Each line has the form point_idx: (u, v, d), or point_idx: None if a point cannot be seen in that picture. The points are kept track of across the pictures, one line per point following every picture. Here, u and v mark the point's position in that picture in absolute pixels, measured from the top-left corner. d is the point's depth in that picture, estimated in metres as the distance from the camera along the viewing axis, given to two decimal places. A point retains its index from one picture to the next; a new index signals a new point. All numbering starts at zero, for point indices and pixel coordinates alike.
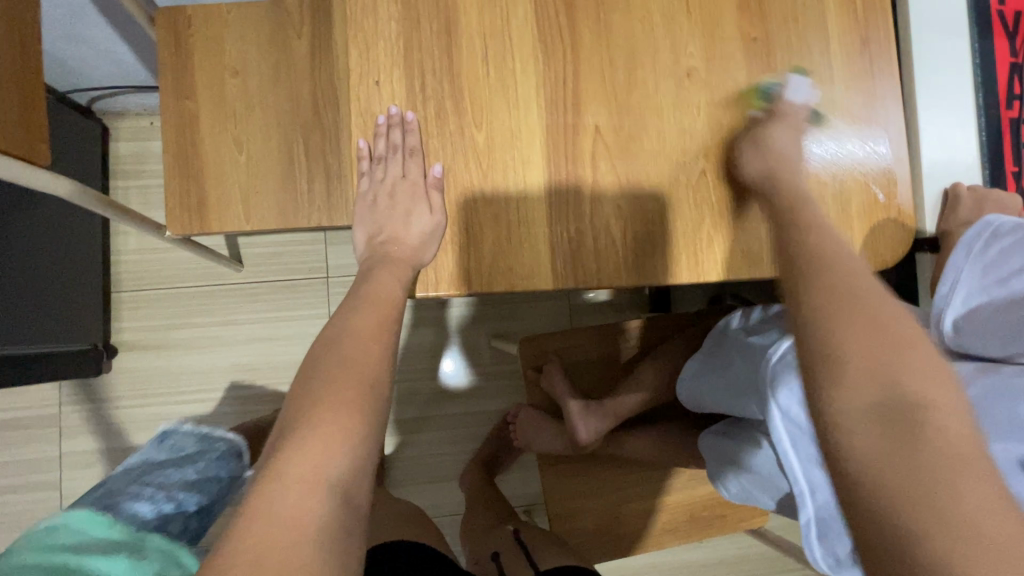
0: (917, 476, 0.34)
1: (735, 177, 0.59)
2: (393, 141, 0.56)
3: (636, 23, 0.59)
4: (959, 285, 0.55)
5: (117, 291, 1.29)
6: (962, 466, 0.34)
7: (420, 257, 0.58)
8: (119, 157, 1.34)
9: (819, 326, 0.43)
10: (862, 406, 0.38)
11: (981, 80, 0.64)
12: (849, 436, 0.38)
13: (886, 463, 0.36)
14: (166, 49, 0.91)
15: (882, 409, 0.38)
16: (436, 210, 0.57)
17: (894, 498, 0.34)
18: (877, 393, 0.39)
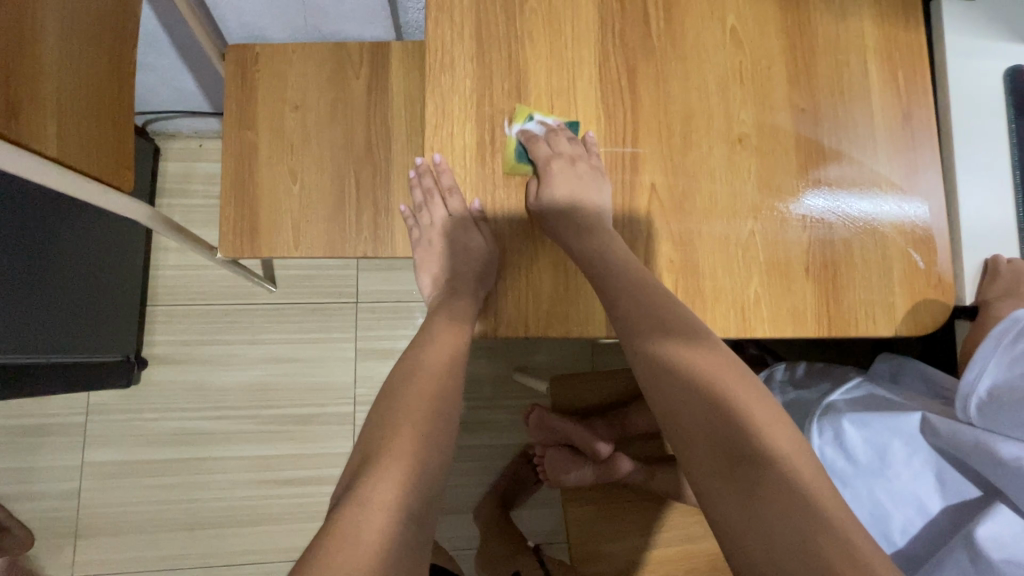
0: (759, 525, 0.45)
1: (782, 239, 0.62)
2: (444, 185, 0.60)
3: (693, 90, 0.63)
4: (987, 374, 0.59)
5: (152, 304, 1.32)
6: (789, 505, 0.45)
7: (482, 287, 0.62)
8: (167, 176, 1.39)
9: (652, 382, 0.54)
10: (717, 472, 0.49)
11: (1018, 159, 0.66)
12: (716, 499, 0.48)
13: (723, 489, 0.48)
14: (233, 82, 0.97)
15: (730, 471, 0.48)
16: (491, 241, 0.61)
17: (731, 516, 0.46)
18: (714, 435, 0.50)
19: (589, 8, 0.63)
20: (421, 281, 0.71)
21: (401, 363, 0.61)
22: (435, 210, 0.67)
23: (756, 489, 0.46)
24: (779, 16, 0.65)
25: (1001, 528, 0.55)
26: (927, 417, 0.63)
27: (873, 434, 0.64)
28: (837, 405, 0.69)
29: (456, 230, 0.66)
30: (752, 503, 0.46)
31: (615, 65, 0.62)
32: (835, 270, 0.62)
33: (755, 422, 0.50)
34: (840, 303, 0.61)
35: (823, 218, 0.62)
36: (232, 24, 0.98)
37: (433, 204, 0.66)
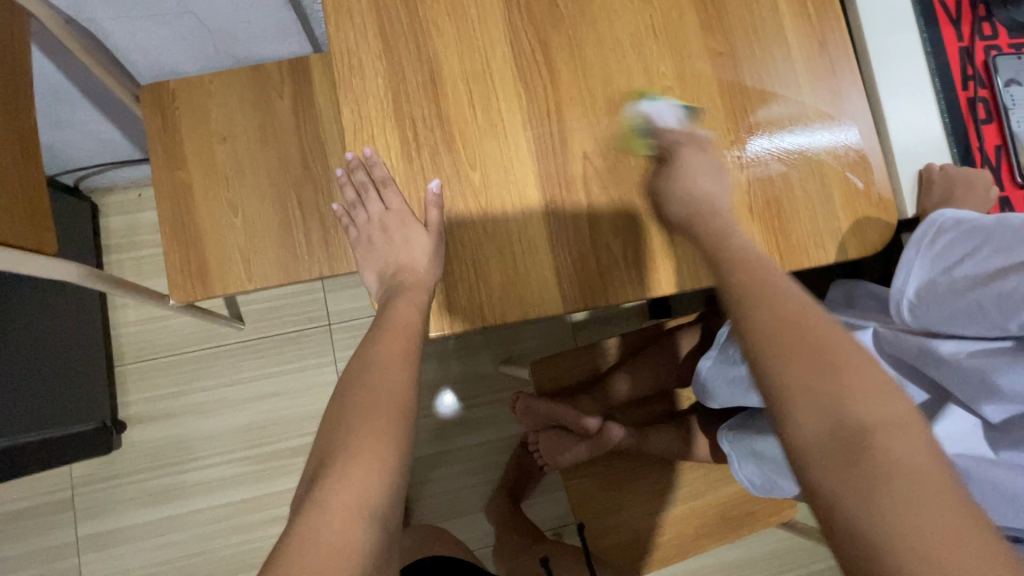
0: (862, 474, 0.38)
1: (720, 184, 0.62)
2: (379, 177, 0.59)
3: (607, 53, 0.62)
4: (913, 277, 0.60)
5: (120, 365, 1.28)
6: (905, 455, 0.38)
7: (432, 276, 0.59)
8: (111, 232, 1.35)
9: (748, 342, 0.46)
10: (807, 426, 0.41)
11: (934, 68, 0.67)
12: (809, 465, 0.40)
13: (821, 444, 0.40)
14: (154, 123, 0.93)
15: (838, 435, 0.40)
16: (433, 227, 0.58)
17: (831, 477, 0.39)
18: (806, 389, 0.42)
19: None
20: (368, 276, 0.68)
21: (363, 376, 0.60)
22: (372, 203, 0.64)
23: (849, 430, 0.40)
24: None
25: (953, 427, 0.56)
26: (877, 330, 0.64)
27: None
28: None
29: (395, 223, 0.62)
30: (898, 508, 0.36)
31: (525, 41, 0.61)
32: (778, 206, 0.62)
33: (843, 384, 0.42)
34: (785, 239, 0.62)
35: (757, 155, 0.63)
36: (140, 66, 0.94)
37: (367, 198, 0.64)
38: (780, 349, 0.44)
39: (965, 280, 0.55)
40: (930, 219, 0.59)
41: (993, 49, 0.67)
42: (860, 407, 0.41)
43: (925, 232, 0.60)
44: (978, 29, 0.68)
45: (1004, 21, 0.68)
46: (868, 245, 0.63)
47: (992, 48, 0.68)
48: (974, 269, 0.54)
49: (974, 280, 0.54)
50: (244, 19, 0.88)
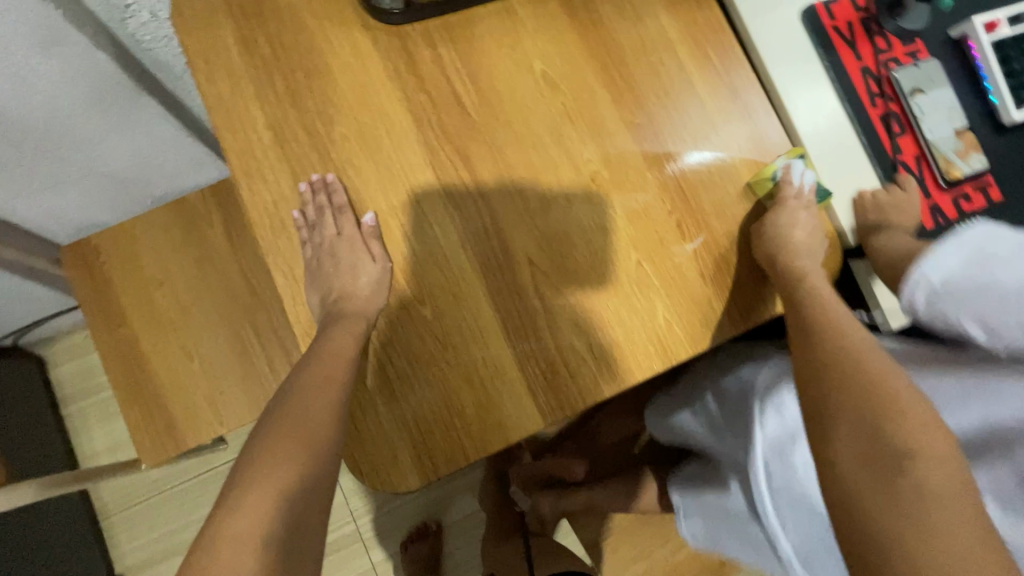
0: (899, 470, 0.43)
1: (668, 256, 0.62)
2: (326, 204, 0.57)
3: (529, 151, 0.62)
4: (943, 269, 0.59)
5: (105, 518, 1.23)
6: (941, 463, 0.43)
7: (407, 414, 0.55)
8: (64, 382, 1.29)
9: (827, 392, 0.50)
10: (860, 412, 0.47)
11: (841, 93, 0.68)
12: (835, 459, 0.46)
13: (861, 469, 0.44)
14: (83, 284, 0.89)
15: (868, 460, 0.44)
16: (380, 258, 0.58)
17: (862, 482, 0.43)
18: (859, 402, 0.47)
19: (398, 110, 0.60)
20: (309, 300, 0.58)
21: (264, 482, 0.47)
22: (326, 228, 0.57)
23: (888, 432, 0.45)
24: (581, 42, 0.65)
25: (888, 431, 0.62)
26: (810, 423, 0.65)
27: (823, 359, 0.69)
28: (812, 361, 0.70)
29: (344, 248, 0.57)
30: (926, 494, 0.41)
31: (445, 157, 0.60)
32: (728, 265, 0.63)
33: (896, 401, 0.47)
34: (742, 295, 0.62)
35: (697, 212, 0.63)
36: (56, 230, 0.89)
37: (320, 225, 0.57)
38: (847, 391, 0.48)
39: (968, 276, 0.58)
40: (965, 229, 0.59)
41: (891, 62, 0.69)
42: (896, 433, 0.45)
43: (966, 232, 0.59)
44: (875, 45, 0.69)
45: (894, 31, 0.70)
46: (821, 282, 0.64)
47: (889, 61, 0.69)
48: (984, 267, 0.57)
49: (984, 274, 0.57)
50: (154, 164, 0.84)
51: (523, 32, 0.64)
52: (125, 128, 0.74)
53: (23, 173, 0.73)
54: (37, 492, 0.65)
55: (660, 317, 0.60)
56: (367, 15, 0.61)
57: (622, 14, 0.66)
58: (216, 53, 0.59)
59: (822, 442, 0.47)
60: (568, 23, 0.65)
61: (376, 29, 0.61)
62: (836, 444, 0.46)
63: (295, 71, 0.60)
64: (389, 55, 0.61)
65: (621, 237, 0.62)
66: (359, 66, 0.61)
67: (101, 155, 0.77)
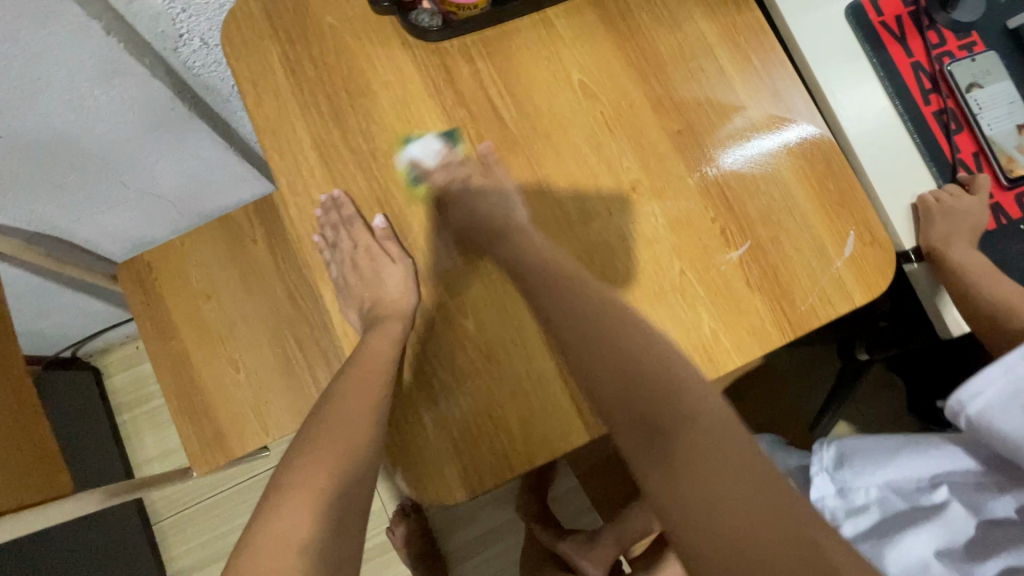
0: (670, 440, 0.48)
1: (712, 265, 0.61)
2: (338, 221, 0.59)
3: (569, 162, 0.62)
4: (983, 396, 0.53)
5: (157, 522, 1.27)
6: (703, 419, 0.49)
7: (452, 428, 0.56)
8: (117, 391, 1.35)
9: (588, 356, 0.55)
10: (636, 381, 0.52)
11: (892, 91, 0.65)
12: (629, 443, 0.50)
13: (637, 437, 0.49)
14: (136, 299, 0.93)
15: (642, 430, 0.49)
16: (400, 258, 0.60)
17: (642, 460, 0.48)
18: (618, 388, 0.52)
19: (438, 126, 0.61)
20: (347, 314, 0.64)
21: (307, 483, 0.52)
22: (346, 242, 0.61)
23: (656, 401, 0.51)
24: (619, 50, 0.65)
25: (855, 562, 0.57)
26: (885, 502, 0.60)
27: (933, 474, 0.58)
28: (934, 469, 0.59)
29: (365, 258, 0.62)
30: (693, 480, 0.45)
31: (486, 171, 0.61)
32: (775, 272, 0.61)
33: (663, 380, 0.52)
34: (791, 305, 0.61)
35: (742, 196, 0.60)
36: (112, 247, 0.94)
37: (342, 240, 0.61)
38: (612, 380, 0.53)
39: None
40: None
41: (945, 56, 0.66)
42: (669, 413, 0.49)
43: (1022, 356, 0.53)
44: (926, 40, 0.67)
45: (948, 24, 0.66)
46: (876, 287, 0.61)
47: (943, 56, 0.66)
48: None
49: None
50: (202, 184, 0.88)
51: (560, 43, 0.64)
52: (177, 151, 0.77)
53: (86, 198, 0.77)
54: (101, 500, 0.67)
55: (706, 328, 0.59)
56: (408, 34, 0.62)
57: (659, 20, 0.66)
58: (263, 76, 0.61)
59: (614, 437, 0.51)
60: (605, 33, 0.65)
61: (416, 46, 0.63)
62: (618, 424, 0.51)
63: (338, 91, 0.61)
64: (429, 72, 0.62)
65: (665, 246, 0.61)
66: (400, 84, 0.62)
67: (154, 178, 0.80)
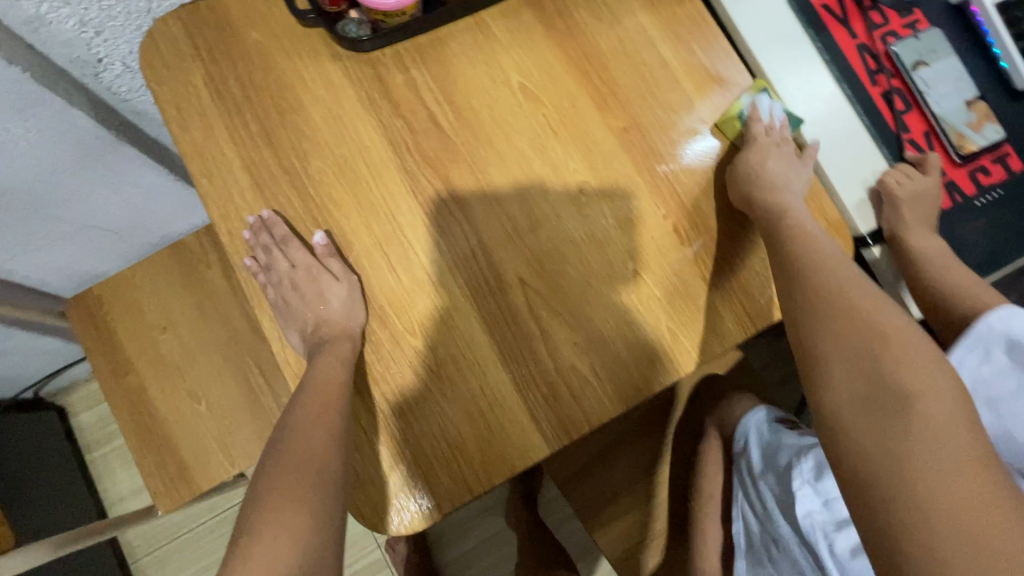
0: (903, 413, 0.43)
1: (668, 264, 0.59)
2: (271, 242, 0.56)
3: (513, 168, 0.60)
4: (963, 371, 0.54)
5: (135, 561, 1.23)
6: (933, 398, 0.43)
7: (406, 452, 0.53)
8: (85, 429, 1.31)
9: (828, 326, 0.49)
10: (849, 352, 0.47)
11: (838, 74, 0.64)
12: (845, 424, 0.45)
13: (856, 407, 0.45)
14: (88, 335, 0.89)
15: (869, 403, 0.44)
16: (344, 275, 0.56)
17: (860, 438, 0.43)
18: (858, 355, 0.47)
19: (375, 139, 0.59)
20: (290, 338, 0.59)
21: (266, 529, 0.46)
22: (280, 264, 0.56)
23: (888, 373, 0.45)
24: (560, 49, 0.63)
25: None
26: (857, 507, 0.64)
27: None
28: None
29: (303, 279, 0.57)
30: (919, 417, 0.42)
31: (427, 182, 0.58)
32: (731, 266, 0.60)
33: (882, 341, 0.47)
34: (749, 299, 0.59)
35: (755, 200, 0.58)
36: (58, 283, 0.90)
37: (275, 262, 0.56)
38: (833, 347, 0.48)
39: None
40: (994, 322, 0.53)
41: (889, 36, 0.65)
42: (895, 384, 0.44)
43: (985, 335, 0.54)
44: (869, 20, 0.66)
45: (890, 4, 0.66)
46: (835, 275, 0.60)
47: (887, 35, 0.66)
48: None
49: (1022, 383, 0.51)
50: (147, 212, 0.84)
51: (497, 45, 0.62)
52: (112, 181, 0.74)
53: (19, 234, 0.74)
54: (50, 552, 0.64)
55: (663, 329, 0.57)
56: (337, 45, 0.60)
57: (598, 16, 0.64)
58: (186, 99, 0.58)
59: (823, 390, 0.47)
60: (543, 33, 0.63)
61: (346, 58, 0.60)
62: (837, 393, 0.46)
63: (267, 109, 0.59)
64: (362, 84, 0.60)
65: (618, 246, 0.59)
66: (332, 98, 0.59)
67: (92, 209, 0.77)
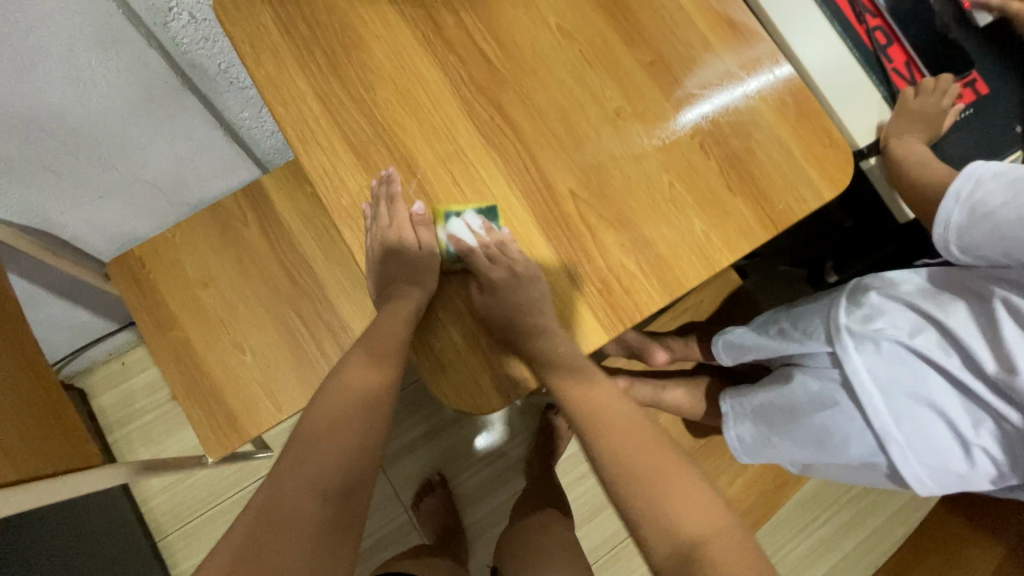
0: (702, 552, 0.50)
1: (697, 175, 0.67)
2: (382, 194, 0.61)
3: (556, 95, 0.67)
4: (952, 225, 0.65)
5: (162, 537, 1.24)
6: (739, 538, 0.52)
7: (481, 343, 0.59)
8: (106, 410, 1.31)
9: (621, 447, 0.58)
10: (672, 480, 0.55)
11: (830, 14, 0.74)
12: (654, 538, 0.52)
13: (674, 549, 0.51)
14: (131, 293, 0.92)
15: (684, 542, 0.51)
16: (427, 246, 0.63)
17: (687, 571, 0.49)
18: (668, 496, 0.53)
19: (432, 71, 0.65)
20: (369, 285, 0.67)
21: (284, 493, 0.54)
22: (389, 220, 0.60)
23: (694, 520, 0.52)
24: None
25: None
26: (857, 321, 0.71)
27: (898, 316, 0.70)
28: (833, 315, 0.74)
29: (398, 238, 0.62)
30: (722, 574, 0.49)
31: (482, 108, 0.65)
32: (753, 177, 0.68)
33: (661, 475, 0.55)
34: (770, 204, 0.67)
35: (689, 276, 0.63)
36: (100, 244, 0.93)
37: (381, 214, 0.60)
38: (643, 469, 0.56)
39: (1012, 203, 0.60)
40: (968, 172, 0.64)
41: None
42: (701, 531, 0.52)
43: (963, 183, 0.64)
44: None
45: None
46: (842, 182, 0.69)
47: None
48: (1005, 172, 0.62)
49: (1006, 201, 0.60)
50: (191, 170, 0.88)
51: None
52: (167, 132, 0.78)
53: (76, 185, 0.77)
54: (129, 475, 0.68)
55: (698, 230, 0.65)
56: None
57: None
58: (259, 37, 0.64)
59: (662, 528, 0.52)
60: None
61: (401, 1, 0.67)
62: (660, 528, 0.52)
63: (334, 46, 0.64)
64: (417, 24, 0.66)
65: (654, 162, 0.66)
66: (391, 37, 0.66)
67: (145, 162, 0.81)
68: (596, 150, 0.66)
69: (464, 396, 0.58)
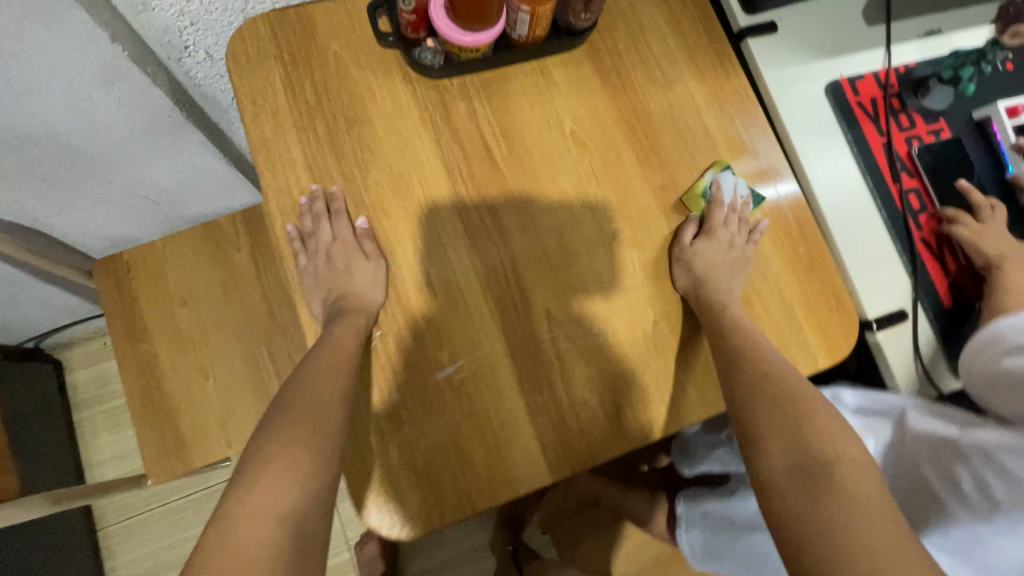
0: (830, 469, 0.47)
1: (686, 318, 0.63)
2: (321, 211, 0.61)
3: (555, 206, 0.64)
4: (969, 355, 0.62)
5: (103, 527, 1.23)
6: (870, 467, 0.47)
7: (416, 461, 0.56)
8: (78, 387, 1.31)
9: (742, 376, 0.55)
10: (781, 416, 0.52)
11: (864, 166, 0.70)
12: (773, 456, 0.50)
13: (789, 472, 0.48)
14: (111, 298, 0.91)
15: (794, 462, 0.48)
16: (374, 256, 0.60)
17: (795, 497, 0.46)
18: (788, 427, 0.51)
19: (431, 160, 0.63)
20: (312, 305, 0.64)
21: (236, 528, 0.45)
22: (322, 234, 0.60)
23: (815, 441, 0.49)
24: (612, 104, 0.67)
25: (954, 539, 0.57)
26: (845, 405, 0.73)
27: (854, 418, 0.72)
28: None
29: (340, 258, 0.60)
30: (855, 498, 0.44)
31: (474, 208, 0.62)
32: None
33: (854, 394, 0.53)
34: None
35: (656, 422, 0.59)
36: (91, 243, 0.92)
37: (318, 230, 0.60)
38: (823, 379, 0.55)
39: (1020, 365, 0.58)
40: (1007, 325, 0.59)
41: (914, 139, 0.71)
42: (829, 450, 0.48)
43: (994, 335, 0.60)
44: (898, 122, 0.71)
45: (918, 109, 0.72)
46: (840, 353, 0.64)
47: (912, 138, 0.71)
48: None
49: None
50: (192, 189, 0.87)
51: (555, 92, 0.67)
52: (167, 156, 0.77)
53: (70, 191, 0.76)
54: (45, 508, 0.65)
55: (674, 378, 0.61)
56: (409, 70, 0.64)
57: (652, 79, 0.69)
58: (263, 96, 0.62)
59: (756, 457, 0.51)
60: (598, 85, 0.68)
61: (416, 81, 0.65)
62: (772, 456, 0.50)
63: (336, 117, 0.62)
64: (427, 107, 0.64)
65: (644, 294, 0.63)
66: (398, 116, 0.63)
67: (142, 179, 0.80)
68: (584, 271, 0.62)
69: (386, 515, 0.55)
